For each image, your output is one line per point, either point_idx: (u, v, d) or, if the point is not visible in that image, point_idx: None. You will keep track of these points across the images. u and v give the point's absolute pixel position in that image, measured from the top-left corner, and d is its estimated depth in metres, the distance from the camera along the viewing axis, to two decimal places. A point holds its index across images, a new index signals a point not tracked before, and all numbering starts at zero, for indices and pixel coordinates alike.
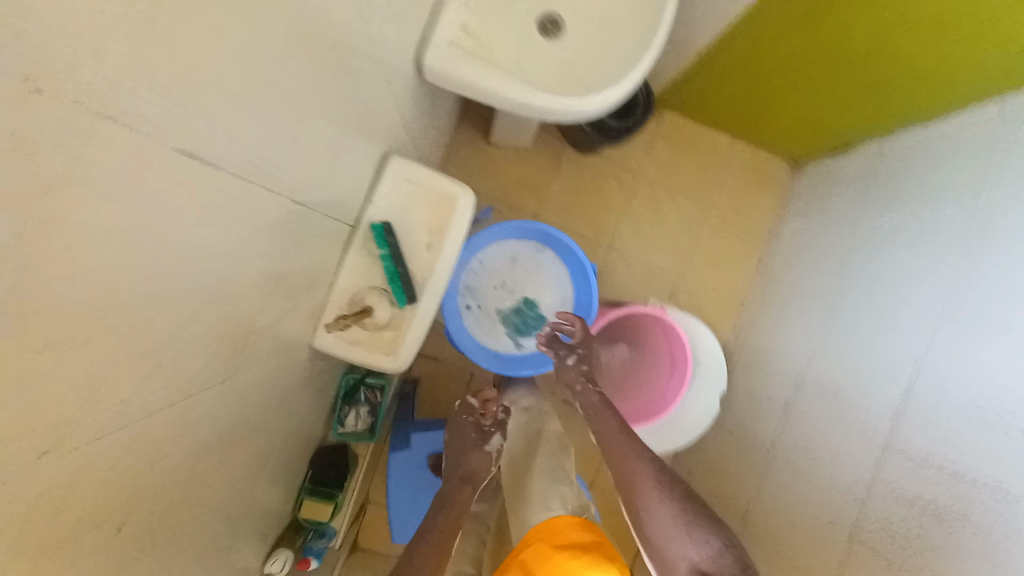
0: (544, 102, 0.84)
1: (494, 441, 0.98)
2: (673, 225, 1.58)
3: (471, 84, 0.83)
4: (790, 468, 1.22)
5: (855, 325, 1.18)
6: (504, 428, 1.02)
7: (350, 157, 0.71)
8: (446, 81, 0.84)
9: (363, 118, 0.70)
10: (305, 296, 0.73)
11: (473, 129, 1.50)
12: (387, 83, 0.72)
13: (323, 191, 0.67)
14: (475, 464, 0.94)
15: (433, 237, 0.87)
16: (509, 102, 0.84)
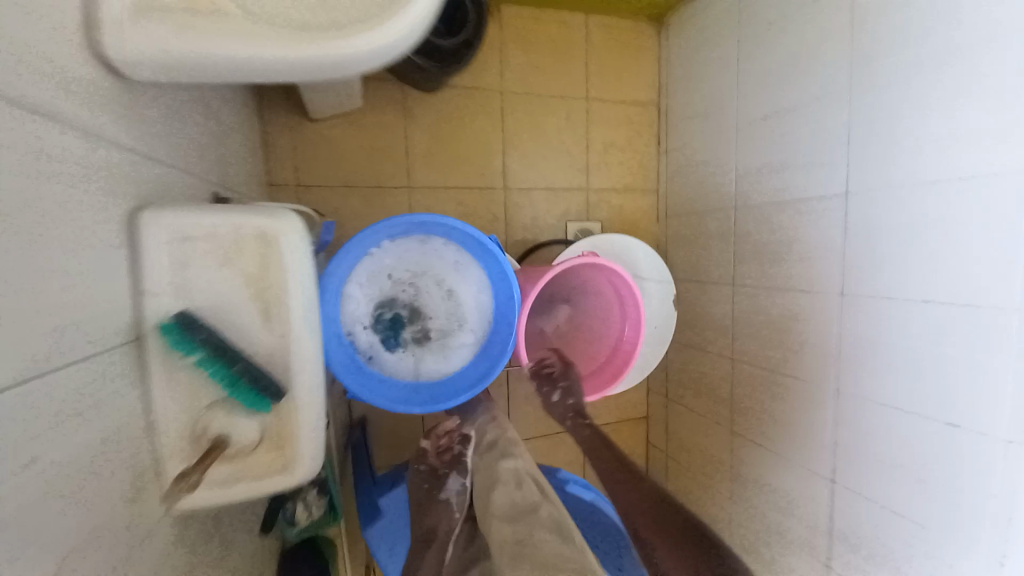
0: (328, 53, 0.52)
1: (452, 484, 0.87)
2: (560, 134, 1.38)
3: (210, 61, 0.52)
4: (758, 339, 1.18)
5: (777, 175, 1.10)
6: (461, 464, 0.89)
7: (68, 254, 0.42)
8: (178, 70, 0.53)
9: (54, 184, 0.41)
10: (114, 477, 0.47)
11: (283, 108, 1.14)
12: (65, 110, 0.42)
13: (56, 322, 0.40)
14: (435, 519, 0.81)
15: (267, 297, 0.59)
16: (284, 68, 0.53)
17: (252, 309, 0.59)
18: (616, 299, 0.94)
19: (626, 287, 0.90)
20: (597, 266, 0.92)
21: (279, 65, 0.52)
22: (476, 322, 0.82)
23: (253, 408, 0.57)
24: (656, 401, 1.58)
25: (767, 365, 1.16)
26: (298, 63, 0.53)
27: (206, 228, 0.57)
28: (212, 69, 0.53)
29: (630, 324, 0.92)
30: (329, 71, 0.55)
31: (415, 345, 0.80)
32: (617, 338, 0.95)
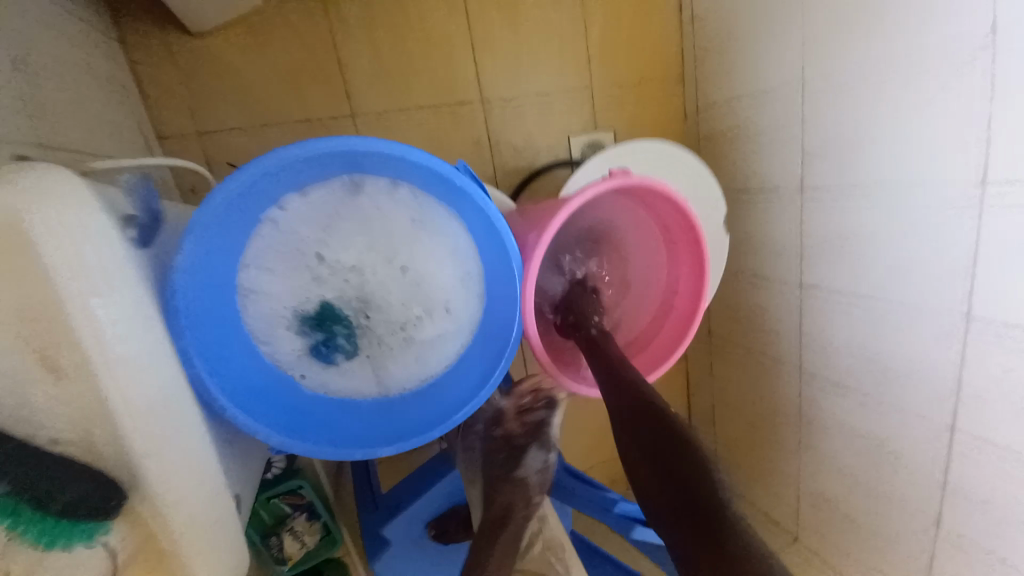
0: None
1: (534, 461, 0.62)
2: (548, 13, 1.00)
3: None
4: (838, 259, 0.89)
5: (876, 15, 0.75)
6: (545, 434, 0.64)
7: None
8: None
9: None
10: None
11: (150, 21, 0.80)
12: None
13: None
14: (508, 498, 0.59)
15: (55, 340, 0.32)
16: None
17: (31, 359, 0.32)
18: (664, 237, 0.66)
19: (682, 220, 0.62)
20: (637, 193, 0.62)
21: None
22: (457, 302, 0.53)
23: (59, 548, 0.31)
24: (698, 343, 1.33)
25: (854, 292, 0.88)
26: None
27: None
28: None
29: (686, 270, 0.65)
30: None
31: (371, 350, 0.52)
32: (666, 290, 0.68)
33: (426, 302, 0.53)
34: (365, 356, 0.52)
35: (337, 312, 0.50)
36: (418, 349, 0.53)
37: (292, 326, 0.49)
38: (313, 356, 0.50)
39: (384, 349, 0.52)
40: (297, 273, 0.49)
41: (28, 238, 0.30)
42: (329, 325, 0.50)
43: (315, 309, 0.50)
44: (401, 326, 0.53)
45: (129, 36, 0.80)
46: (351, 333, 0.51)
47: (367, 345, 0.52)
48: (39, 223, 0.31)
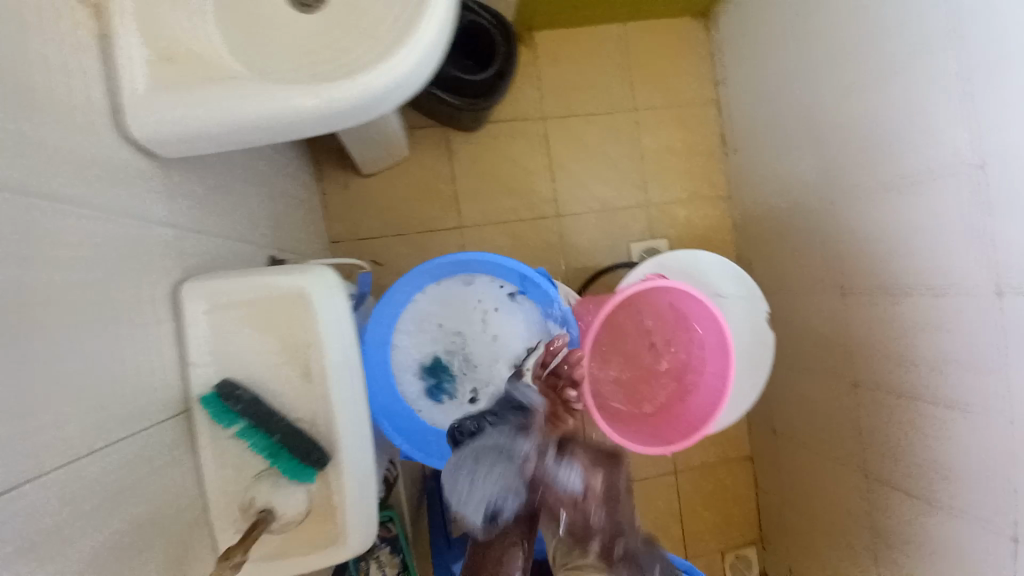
0: (367, 90, 0.52)
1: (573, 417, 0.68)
2: (610, 150, 1.30)
3: (252, 126, 0.52)
4: (879, 354, 0.96)
5: (879, 152, 0.92)
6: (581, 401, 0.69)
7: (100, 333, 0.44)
8: (216, 140, 0.53)
9: (78, 265, 0.42)
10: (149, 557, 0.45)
11: (337, 169, 1.20)
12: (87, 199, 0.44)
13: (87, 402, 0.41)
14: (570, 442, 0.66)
15: (306, 359, 0.57)
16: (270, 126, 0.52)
17: (292, 371, 0.57)
18: (701, 342, 0.82)
19: (721, 333, 0.78)
20: (688, 300, 0.80)
21: (315, 115, 0.52)
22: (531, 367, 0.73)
23: (294, 480, 0.54)
24: (761, 436, 1.35)
25: (897, 385, 0.93)
26: (339, 108, 0.52)
27: (247, 295, 0.57)
28: (252, 137, 0.53)
29: (711, 352, 0.80)
30: (371, 111, 0.55)
31: (468, 396, 0.72)
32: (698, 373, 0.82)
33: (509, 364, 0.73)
34: (464, 401, 0.72)
35: (447, 366, 0.73)
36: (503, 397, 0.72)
37: (419, 373, 0.72)
38: (431, 397, 0.71)
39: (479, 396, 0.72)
40: (428, 340, 0.73)
41: (309, 302, 0.57)
42: (442, 375, 0.72)
43: (433, 363, 0.73)
44: (492, 380, 0.73)
45: (324, 178, 1.19)
46: (455, 381, 0.73)
47: (466, 393, 0.73)
48: (314, 293, 0.57)
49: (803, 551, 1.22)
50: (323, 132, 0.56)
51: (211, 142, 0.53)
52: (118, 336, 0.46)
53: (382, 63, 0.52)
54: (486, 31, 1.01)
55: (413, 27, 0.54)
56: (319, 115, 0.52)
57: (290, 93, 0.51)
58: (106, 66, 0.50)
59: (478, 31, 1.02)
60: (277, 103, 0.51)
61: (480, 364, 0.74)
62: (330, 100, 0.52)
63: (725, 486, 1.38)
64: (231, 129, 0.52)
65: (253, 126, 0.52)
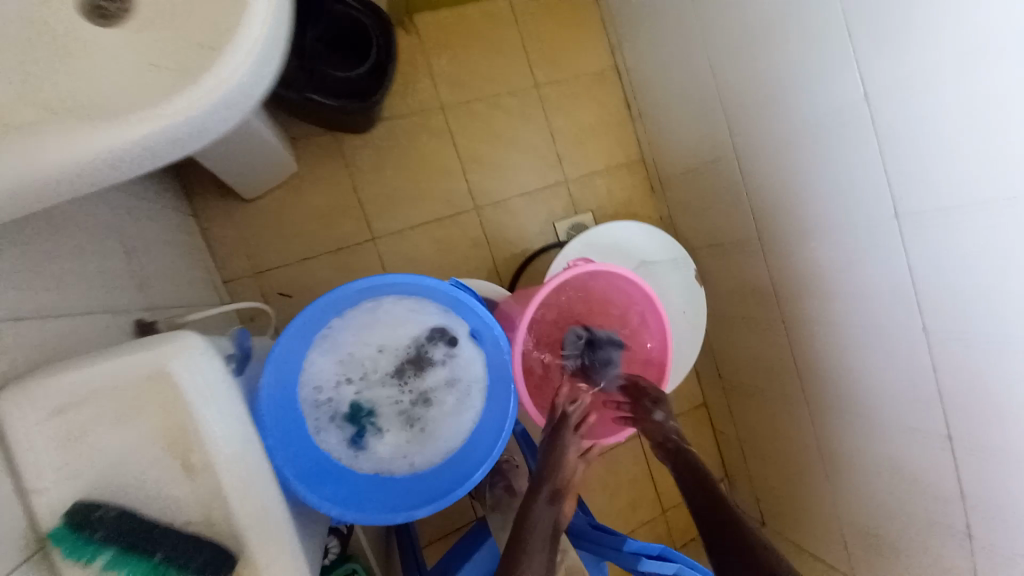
0: (198, 109, 0.42)
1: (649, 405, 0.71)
2: (519, 131, 1.23)
3: (50, 184, 0.40)
4: (803, 294, 0.99)
5: (776, 99, 0.92)
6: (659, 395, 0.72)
7: None
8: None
9: None
10: None
11: (214, 197, 1.04)
12: None
13: None
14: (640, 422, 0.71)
15: (188, 448, 0.47)
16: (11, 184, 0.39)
17: (174, 465, 0.47)
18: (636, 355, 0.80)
19: (660, 354, 0.78)
20: (644, 312, 0.78)
21: (137, 151, 0.42)
22: (463, 392, 0.67)
23: None
24: (711, 389, 1.38)
25: (824, 321, 0.96)
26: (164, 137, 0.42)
27: (88, 391, 0.45)
28: (49, 197, 0.41)
29: (621, 281, 0.77)
30: (207, 130, 0.45)
31: (401, 434, 0.65)
32: (631, 304, 0.79)
33: (436, 393, 0.67)
34: (398, 439, 0.64)
35: (371, 406, 0.65)
36: (434, 430, 0.65)
37: (339, 422, 0.63)
38: (358, 444, 0.63)
39: (406, 433, 0.65)
40: (339, 379, 0.63)
41: (172, 378, 0.46)
42: (366, 418, 0.64)
43: (354, 406, 0.64)
44: (418, 412, 0.66)
45: (201, 211, 1.03)
46: (383, 421, 0.65)
47: (398, 429, 0.65)
48: (177, 366, 0.46)
49: (763, 488, 1.28)
50: (151, 169, 0.45)
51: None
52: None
53: (206, 74, 0.42)
54: (357, 21, 0.89)
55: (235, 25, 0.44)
56: (142, 151, 0.42)
57: (94, 132, 0.40)
58: None
59: (349, 22, 0.90)
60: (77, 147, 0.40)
61: (407, 395, 0.66)
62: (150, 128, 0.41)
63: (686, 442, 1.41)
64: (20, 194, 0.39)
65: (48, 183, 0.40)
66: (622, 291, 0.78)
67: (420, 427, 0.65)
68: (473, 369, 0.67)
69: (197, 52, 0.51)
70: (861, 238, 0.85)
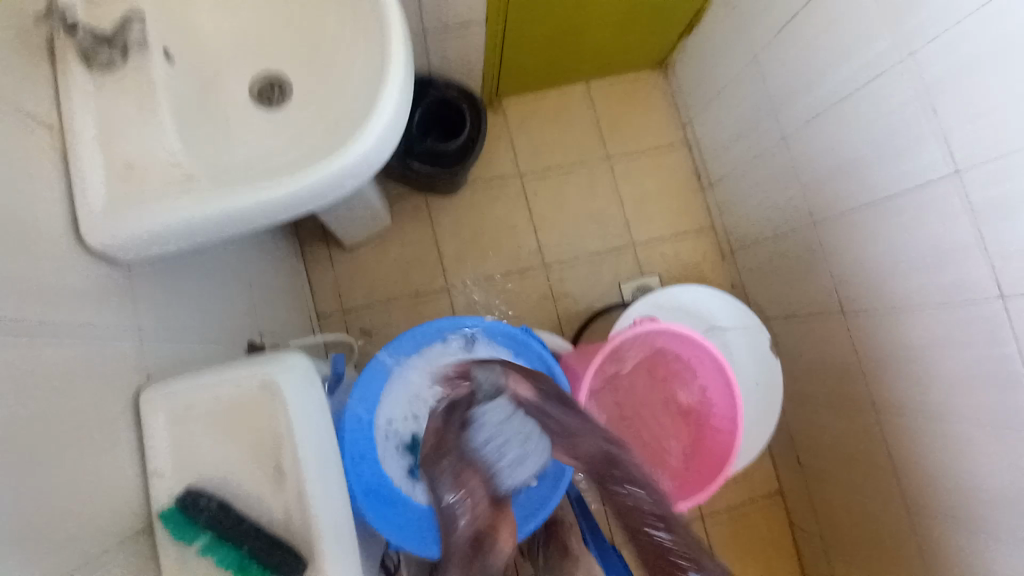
0: (347, 162, 0.56)
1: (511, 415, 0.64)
2: (589, 197, 1.31)
3: (238, 221, 0.55)
4: (894, 373, 0.91)
5: (856, 169, 0.91)
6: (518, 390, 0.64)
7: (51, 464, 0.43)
8: (196, 235, 0.55)
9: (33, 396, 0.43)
10: None
11: (319, 243, 1.21)
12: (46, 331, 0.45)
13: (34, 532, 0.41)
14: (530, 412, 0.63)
15: (276, 455, 0.53)
16: (206, 228, 0.54)
17: (264, 471, 0.53)
18: (701, 390, 0.80)
19: (723, 385, 0.77)
20: (700, 356, 0.78)
21: (275, 207, 0.55)
22: None
23: None
24: (789, 474, 1.25)
25: (921, 405, 0.87)
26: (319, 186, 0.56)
27: (217, 394, 0.54)
28: (237, 229, 0.56)
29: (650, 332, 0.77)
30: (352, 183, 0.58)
31: None
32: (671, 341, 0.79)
33: None
34: None
35: None
36: None
37: (400, 450, 0.68)
38: (413, 475, 0.67)
39: None
40: (405, 412, 0.69)
41: (273, 390, 0.54)
42: None
43: (415, 438, 0.69)
44: None
45: (308, 255, 1.20)
46: None
47: None
48: (283, 381, 0.54)
49: None
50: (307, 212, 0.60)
51: (169, 246, 0.55)
52: (39, 464, 0.42)
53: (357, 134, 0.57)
54: (454, 104, 1.09)
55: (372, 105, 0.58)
56: (304, 200, 0.56)
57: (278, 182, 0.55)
58: (60, 185, 0.52)
59: (445, 105, 1.09)
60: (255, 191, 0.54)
61: None
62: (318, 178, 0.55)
63: (759, 534, 1.26)
64: (215, 224, 0.54)
65: (237, 222, 0.55)
66: (702, 409, 0.79)
67: None
68: None
69: (329, 130, 0.66)
70: (958, 317, 0.79)
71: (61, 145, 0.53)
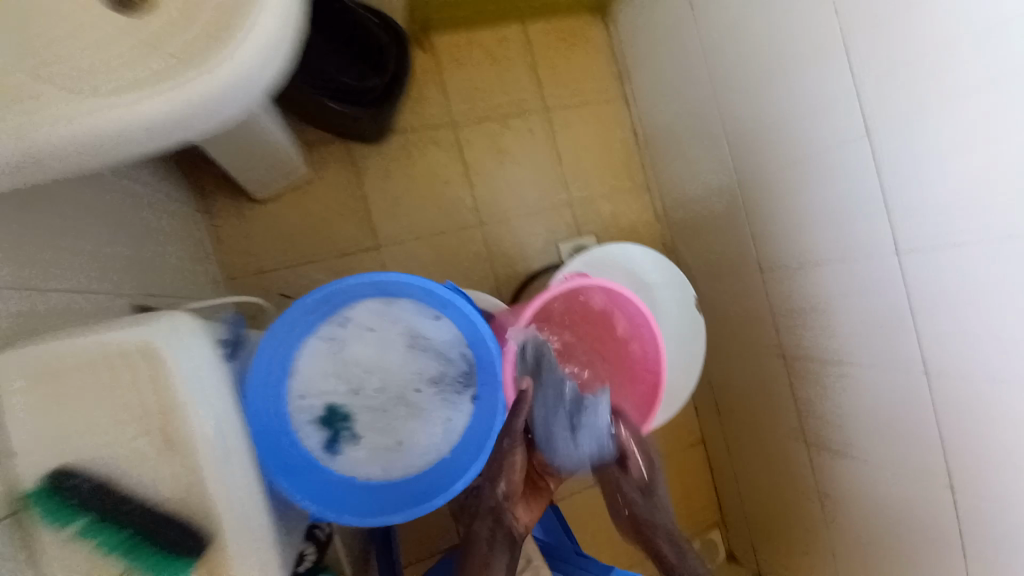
0: (220, 80, 0.44)
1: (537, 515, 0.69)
2: (525, 150, 1.26)
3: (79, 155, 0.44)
4: (803, 322, 0.98)
5: (777, 127, 0.94)
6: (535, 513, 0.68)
7: None
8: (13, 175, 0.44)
9: None
10: None
11: (225, 194, 1.06)
12: None
13: None
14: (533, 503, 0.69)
15: (165, 425, 0.47)
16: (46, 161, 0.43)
17: (152, 442, 0.46)
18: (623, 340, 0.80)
19: (647, 336, 0.77)
20: (625, 310, 0.78)
21: (127, 143, 0.44)
22: (444, 405, 0.68)
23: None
24: (709, 419, 1.35)
25: (824, 348, 0.95)
26: (187, 112, 0.45)
27: (75, 362, 0.45)
28: (77, 164, 0.45)
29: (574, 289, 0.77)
30: (225, 110, 0.47)
31: (377, 442, 0.65)
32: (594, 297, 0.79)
33: (414, 404, 0.68)
34: (373, 446, 0.65)
35: (346, 410, 0.65)
36: (410, 440, 0.66)
37: (314, 424, 0.63)
38: (333, 449, 0.63)
39: (382, 440, 0.66)
40: (317, 383, 0.64)
41: (152, 353, 0.46)
42: (342, 422, 0.65)
43: (330, 410, 0.64)
44: (395, 420, 0.67)
45: (211, 208, 1.05)
46: (360, 427, 0.65)
47: (373, 437, 0.66)
48: (162, 342, 0.46)
49: (757, 526, 1.24)
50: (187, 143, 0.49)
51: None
52: None
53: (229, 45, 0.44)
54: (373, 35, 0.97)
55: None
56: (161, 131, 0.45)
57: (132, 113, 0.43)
58: None
59: (364, 34, 0.96)
60: (124, 119, 0.43)
61: (383, 402, 0.67)
62: (180, 106, 0.44)
63: (682, 476, 1.37)
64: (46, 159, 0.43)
65: (75, 157, 0.44)
66: (629, 361, 0.80)
67: (396, 437, 0.66)
68: (456, 385, 0.68)
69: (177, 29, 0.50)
70: (862, 270, 0.85)
71: None
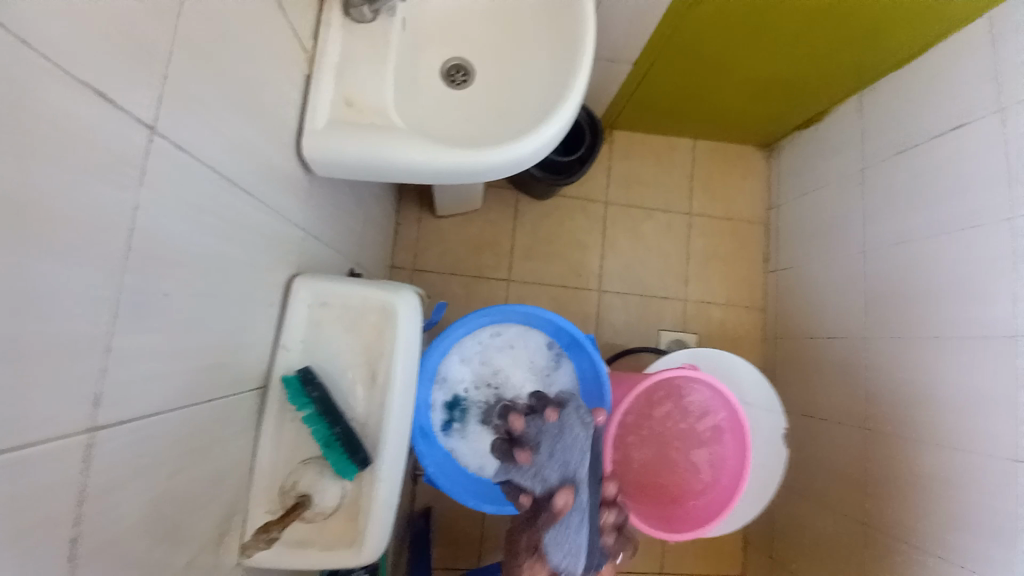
0: (526, 149, 0.62)
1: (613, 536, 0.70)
2: (659, 242, 1.40)
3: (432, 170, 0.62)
4: (889, 497, 0.96)
5: (911, 301, 0.97)
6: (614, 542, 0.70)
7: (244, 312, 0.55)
8: (367, 172, 0.63)
9: (250, 259, 0.54)
10: (213, 496, 0.52)
11: (415, 203, 1.32)
12: (269, 212, 0.57)
13: (226, 358, 0.52)
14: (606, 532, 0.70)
15: (379, 365, 0.64)
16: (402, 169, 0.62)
17: (362, 373, 0.64)
18: (717, 437, 0.87)
19: (741, 440, 0.84)
20: (727, 411, 0.86)
21: (462, 168, 0.62)
22: None
23: (343, 474, 0.59)
24: (757, 559, 1.30)
25: (908, 534, 0.91)
26: (507, 160, 0.62)
27: (346, 301, 0.65)
28: (422, 175, 0.63)
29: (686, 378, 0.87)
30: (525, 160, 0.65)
31: (480, 439, 0.81)
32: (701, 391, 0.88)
33: None
34: (476, 442, 0.81)
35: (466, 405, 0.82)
36: None
37: (443, 406, 0.81)
38: (448, 431, 0.80)
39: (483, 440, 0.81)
40: (457, 376, 0.82)
41: (391, 312, 0.65)
42: (460, 413, 0.82)
43: (456, 400, 0.82)
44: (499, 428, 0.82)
45: (402, 209, 1.32)
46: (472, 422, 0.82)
47: (478, 434, 0.81)
48: (400, 307, 0.65)
49: None
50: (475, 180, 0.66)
51: (343, 171, 0.63)
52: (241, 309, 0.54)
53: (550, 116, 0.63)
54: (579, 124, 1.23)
55: (557, 101, 0.65)
56: (485, 166, 0.62)
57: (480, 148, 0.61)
58: (299, 96, 0.60)
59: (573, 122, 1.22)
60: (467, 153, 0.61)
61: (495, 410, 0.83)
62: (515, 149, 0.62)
63: None
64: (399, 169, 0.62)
65: (422, 170, 0.62)
66: (717, 458, 0.87)
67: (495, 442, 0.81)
68: None
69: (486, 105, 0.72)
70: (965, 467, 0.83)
71: (305, 65, 0.61)
